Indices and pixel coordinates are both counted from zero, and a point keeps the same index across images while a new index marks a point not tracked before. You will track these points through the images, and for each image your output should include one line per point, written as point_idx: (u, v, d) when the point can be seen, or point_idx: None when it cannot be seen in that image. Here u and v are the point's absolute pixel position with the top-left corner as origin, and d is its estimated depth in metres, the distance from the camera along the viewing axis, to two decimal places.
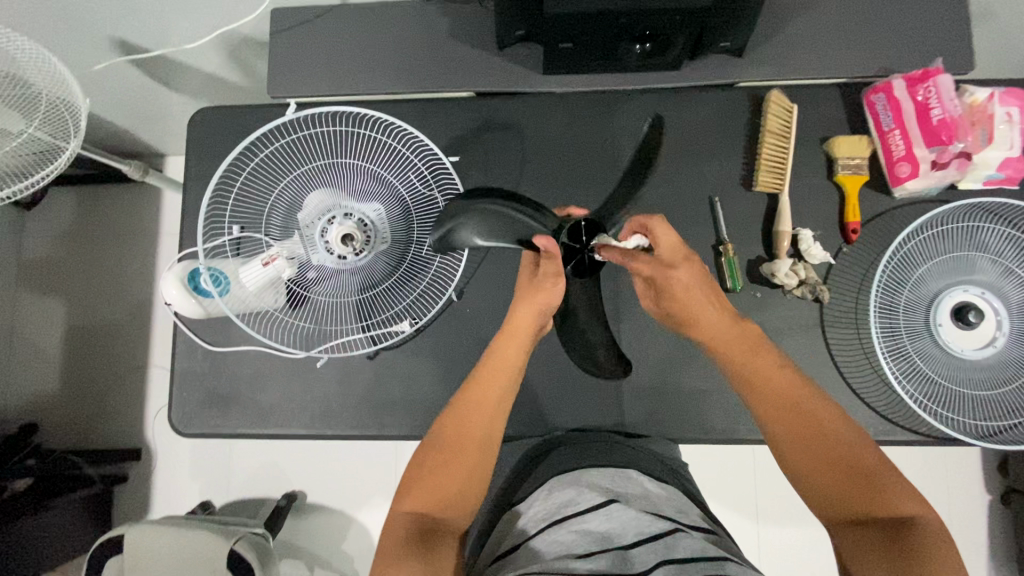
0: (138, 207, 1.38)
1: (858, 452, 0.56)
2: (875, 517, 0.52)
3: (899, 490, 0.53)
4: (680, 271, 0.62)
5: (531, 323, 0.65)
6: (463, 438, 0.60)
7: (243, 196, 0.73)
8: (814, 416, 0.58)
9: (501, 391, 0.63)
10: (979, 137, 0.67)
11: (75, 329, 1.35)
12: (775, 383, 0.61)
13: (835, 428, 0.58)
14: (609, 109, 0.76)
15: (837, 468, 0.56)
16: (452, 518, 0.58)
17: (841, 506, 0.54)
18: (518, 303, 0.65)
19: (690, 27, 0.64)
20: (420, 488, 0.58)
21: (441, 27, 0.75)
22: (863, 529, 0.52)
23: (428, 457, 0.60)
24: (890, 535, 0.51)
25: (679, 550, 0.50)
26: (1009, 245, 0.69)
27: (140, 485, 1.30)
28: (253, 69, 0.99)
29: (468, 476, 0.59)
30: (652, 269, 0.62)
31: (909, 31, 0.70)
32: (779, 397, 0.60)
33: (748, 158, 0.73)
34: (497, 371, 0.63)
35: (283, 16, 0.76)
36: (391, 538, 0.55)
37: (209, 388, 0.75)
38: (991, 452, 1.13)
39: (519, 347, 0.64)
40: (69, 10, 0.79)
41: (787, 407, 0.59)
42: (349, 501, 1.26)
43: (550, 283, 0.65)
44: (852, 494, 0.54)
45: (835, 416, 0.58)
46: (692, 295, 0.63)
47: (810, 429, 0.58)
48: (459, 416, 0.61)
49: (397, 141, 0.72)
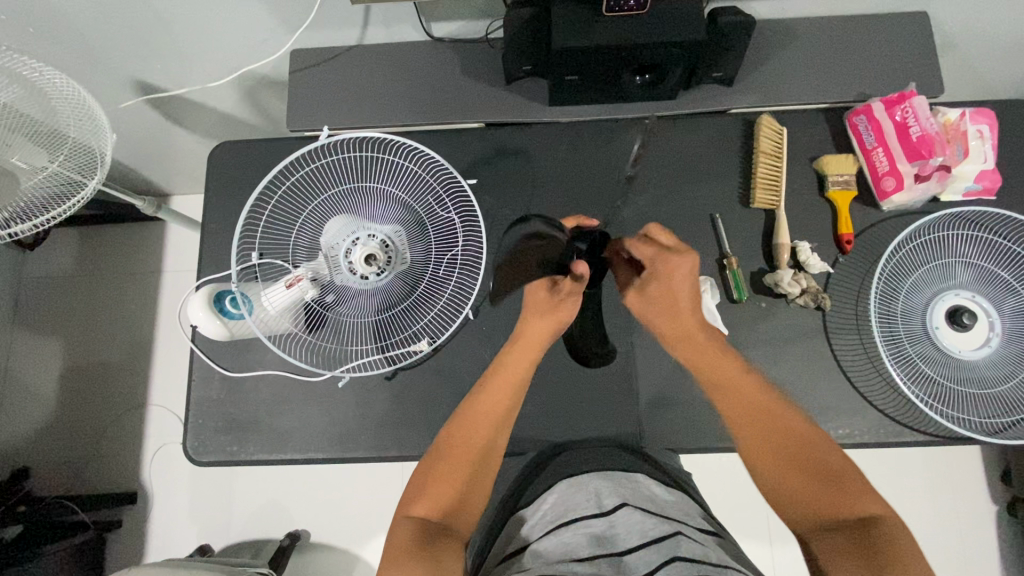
0: (142, 245, 1.39)
1: (824, 457, 0.57)
2: (841, 521, 0.52)
3: (866, 492, 0.53)
4: (677, 258, 0.69)
5: (543, 337, 0.69)
6: (471, 444, 0.61)
7: (271, 222, 0.76)
8: (780, 422, 0.60)
9: (510, 400, 0.65)
10: (956, 152, 0.73)
11: (72, 369, 1.32)
12: (743, 391, 0.63)
13: (801, 434, 0.59)
14: (613, 135, 0.80)
15: (804, 472, 0.56)
16: (457, 524, 0.56)
17: (809, 510, 0.54)
18: (533, 320, 0.70)
19: (686, 61, 0.70)
20: (427, 492, 0.58)
21: (453, 64, 0.80)
22: (829, 532, 0.51)
23: (435, 462, 0.60)
24: (855, 536, 0.50)
25: (681, 549, 0.50)
26: (991, 251, 0.74)
27: (133, 532, 1.25)
28: (266, 109, 1.03)
29: (475, 482, 0.59)
30: (653, 253, 0.70)
31: (882, 60, 0.77)
32: (747, 403, 0.62)
33: (744, 178, 0.78)
34: (506, 380, 0.66)
35: (303, 56, 0.81)
36: (394, 539, 0.53)
37: (225, 414, 0.74)
38: (991, 462, 1.15)
39: (528, 357, 0.68)
40: (97, 53, 0.83)
41: (752, 412, 0.61)
42: (355, 538, 1.22)
43: (571, 301, 0.71)
44: (819, 498, 0.54)
45: (797, 420, 0.60)
46: (681, 284, 0.69)
47: (775, 432, 0.59)
48: (467, 423, 0.63)
49: (417, 166, 0.76)
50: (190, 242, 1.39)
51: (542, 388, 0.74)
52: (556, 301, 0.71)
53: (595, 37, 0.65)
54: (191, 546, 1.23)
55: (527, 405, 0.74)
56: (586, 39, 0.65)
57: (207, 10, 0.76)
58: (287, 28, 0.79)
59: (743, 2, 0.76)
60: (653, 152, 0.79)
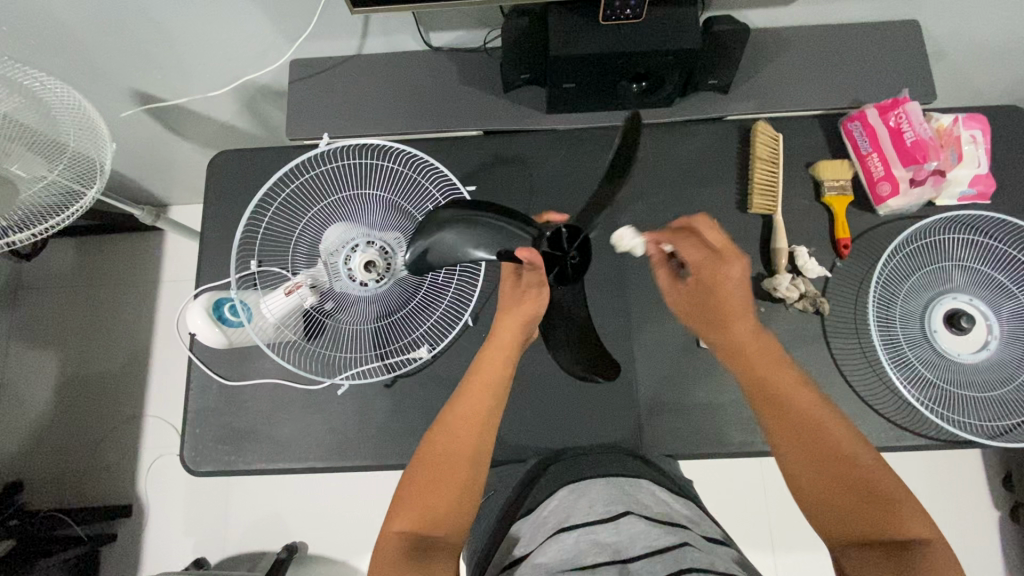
0: (140, 254, 1.39)
1: (874, 471, 0.54)
2: (877, 537, 0.52)
3: (908, 509, 0.52)
4: (731, 266, 0.61)
5: (513, 336, 0.63)
6: (454, 457, 0.58)
7: (271, 230, 0.76)
8: (834, 435, 0.56)
9: (487, 408, 0.61)
10: (950, 156, 0.73)
11: (68, 380, 1.31)
12: (781, 385, 0.59)
13: (852, 446, 0.56)
14: (610, 141, 0.80)
15: (847, 484, 0.54)
16: (447, 536, 0.55)
17: (849, 524, 0.53)
18: (503, 318, 0.63)
19: (682, 69, 0.71)
20: (411, 508, 0.56)
21: (451, 72, 0.81)
22: (864, 547, 0.52)
23: (419, 474, 0.58)
24: (891, 556, 0.50)
25: (686, 559, 0.49)
26: (987, 254, 0.74)
27: (129, 545, 1.23)
28: (265, 118, 1.03)
29: (463, 491, 0.57)
30: (702, 256, 0.61)
31: (875, 67, 0.78)
32: (803, 417, 0.57)
33: (741, 184, 0.78)
34: (482, 385, 0.62)
35: (301, 65, 0.82)
36: (385, 559, 0.53)
37: (223, 423, 0.74)
38: (992, 466, 1.15)
39: (504, 359, 0.63)
40: (98, 63, 0.84)
41: (804, 423, 0.57)
42: (353, 549, 1.21)
43: (532, 297, 0.62)
44: (859, 513, 0.53)
45: (850, 435, 0.56)
46: (734, 291, 0.62)
47: (825, 446, 0.56)
48: (448, 433, 0.59)
49: (417, 173, 0.76)
50: (189, 251, 1.39)
51: (541, 394, 0.74)
52: (521, 296, 0.63)
53: (593, 45, 0.66)
54: (187, 559, 1.21)
55: (527, 411, 0.74)
56: (583, 47, 0.66)
57: (207, 20, 0.76)
58: (287, 38, 0.80)
59: (738, 10, 0.77)
60: (650, 159, 0.80)
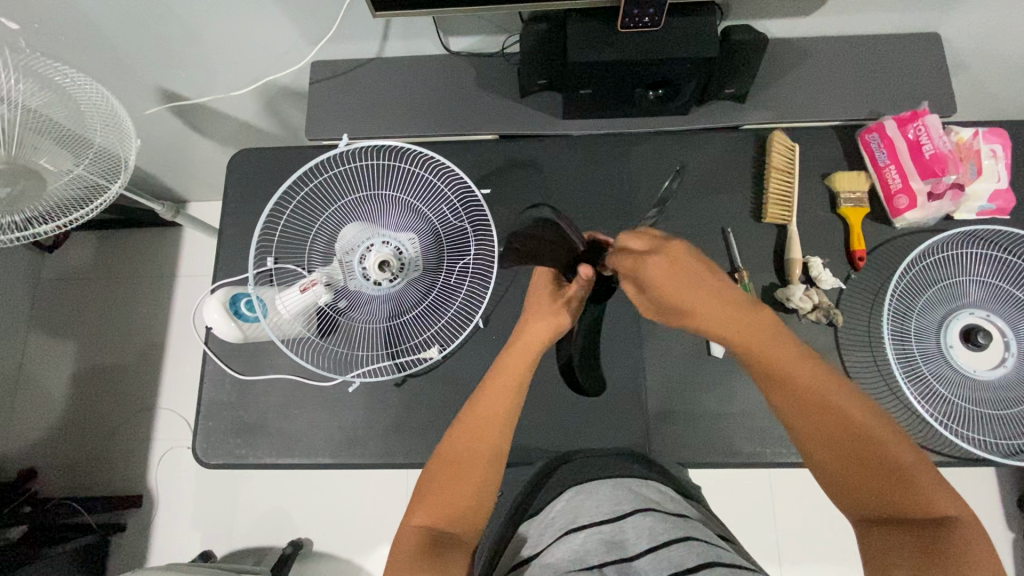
0: (159, 249, 1.41)
1: (898, 454, 0.51)
2: (908, 516, 0.50)
3: (938, 489, 0.50)
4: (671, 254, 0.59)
5: (541, 340, 0.65)
6: (474, 452, 0.58)
7: (288, 227, 0.78)
8: (848, 417, 0.53)
9: (508, 406, 0.61)
10: (969, 170, 0.73)
11: (84, 371, 1.33)
12: (787, 363, 0.56)
13: (869, 425, 0.53)
14: (623, 148, 0.80)
15: (866, 466, 0.52)
16: (463, 532, 0.55)
17: (871, 505, 0.51)
18: (536, 322, 0.66)
19: (700, 77, 0.71)
20: (431, 502, 0.55)
21: (469, 76, 0.82)
22: (891, 530, 0.50)
23: (440, 470, 0.57)
24: (921, 536, 0.48)
25: (693, 556, 0.48)
26: (1006, 271, 0.73)
27: (138, 536, 1.25)
28: (285, 119, 1.05)
29: (484, 487, 0.57)
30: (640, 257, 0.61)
31: (894, 80, 0.78)
32: (814, 398, 0.54)
33: (756, 193, 0.78)
34: (506, 381, 0.62)
35: (321, 68, 0.83)
36: (402, 554, 0.52)
37: (235, 417, 0.75)
38: (1005, 485, 1.13)
39: (525, 363, 0.64)
40: (126, 61, 0.86)
41: (812, 402, 0.54)
42: (358, 547, 1.22)
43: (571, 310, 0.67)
44: (884, 491, 0.51)
45: (864, 409, 0.54)
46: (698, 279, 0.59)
47: (841, 427, 0.53)
48: (468, 430, 0.59)
49: (433, 174, 0.77)
50: (206, 247, 1.41)
51: (550, 397, 0.74)
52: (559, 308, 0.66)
53: (609, 51, 0.67)
54: (194, 552, 1.22)
55: (535, 413, 0.74)
56: (600, 53, 0.67)
57: (232, 20, 0.78)
58: (310, 40, 0.81)
59: (755, 20, 0.77)
60: (664, 166, 0.80)
